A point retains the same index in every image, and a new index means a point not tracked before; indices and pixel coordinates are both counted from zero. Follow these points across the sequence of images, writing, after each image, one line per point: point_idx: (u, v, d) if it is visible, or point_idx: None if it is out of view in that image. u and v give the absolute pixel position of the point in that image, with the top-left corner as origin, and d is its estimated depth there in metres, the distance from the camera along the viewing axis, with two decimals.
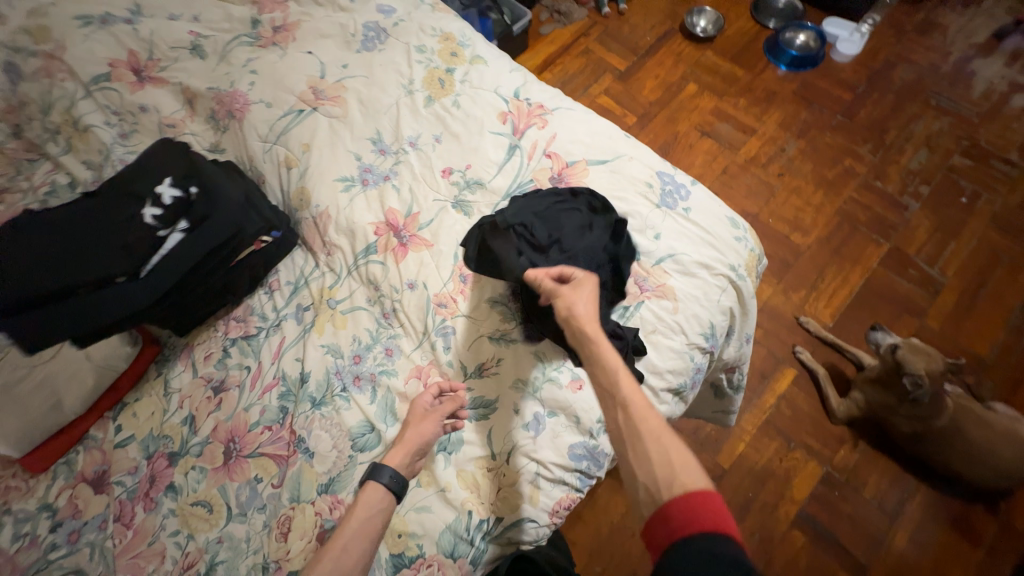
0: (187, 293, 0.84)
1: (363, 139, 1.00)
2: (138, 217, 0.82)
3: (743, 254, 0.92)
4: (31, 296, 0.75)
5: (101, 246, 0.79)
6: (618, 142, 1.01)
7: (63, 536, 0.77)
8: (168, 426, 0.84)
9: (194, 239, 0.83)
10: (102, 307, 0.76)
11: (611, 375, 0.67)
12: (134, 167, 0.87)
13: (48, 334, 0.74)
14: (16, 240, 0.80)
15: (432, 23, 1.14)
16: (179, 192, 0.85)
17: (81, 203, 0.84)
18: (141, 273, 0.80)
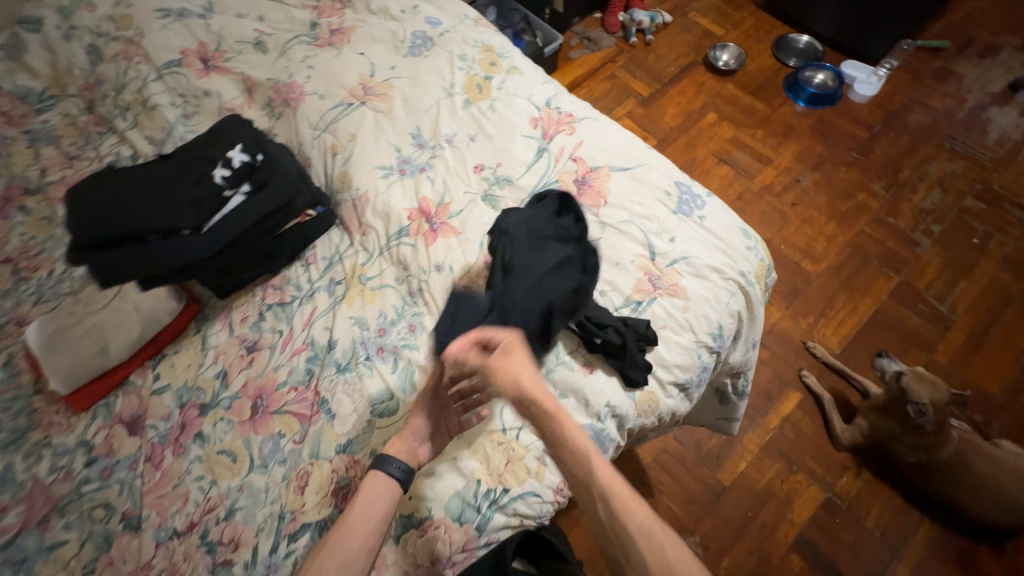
0: (238, 255, 0.92)
1: (403, 133, 1.09)
2: (209, 177, 0.93)
3: (754, 263, 0.96)
4: (116, 236, 0.85)
5: (175, 200, 0.89)
6: (641, 153, 1.08)
7: (95, 472, 0.82)
8: (203, 379, 0.89)
9: (253, 202, 0.92)
10: (168, 252, 0.85)
11: (584, 465, 0.70)
12: (212, 134, 0.98)
13: (122, 272, 0.84)
14: (107, 187, 0.91)
15: (475, 36, 1.24)
16: (247, 158, 0.95)
17: (162, 162, 0.94)
18: (204, 228, 0.90)
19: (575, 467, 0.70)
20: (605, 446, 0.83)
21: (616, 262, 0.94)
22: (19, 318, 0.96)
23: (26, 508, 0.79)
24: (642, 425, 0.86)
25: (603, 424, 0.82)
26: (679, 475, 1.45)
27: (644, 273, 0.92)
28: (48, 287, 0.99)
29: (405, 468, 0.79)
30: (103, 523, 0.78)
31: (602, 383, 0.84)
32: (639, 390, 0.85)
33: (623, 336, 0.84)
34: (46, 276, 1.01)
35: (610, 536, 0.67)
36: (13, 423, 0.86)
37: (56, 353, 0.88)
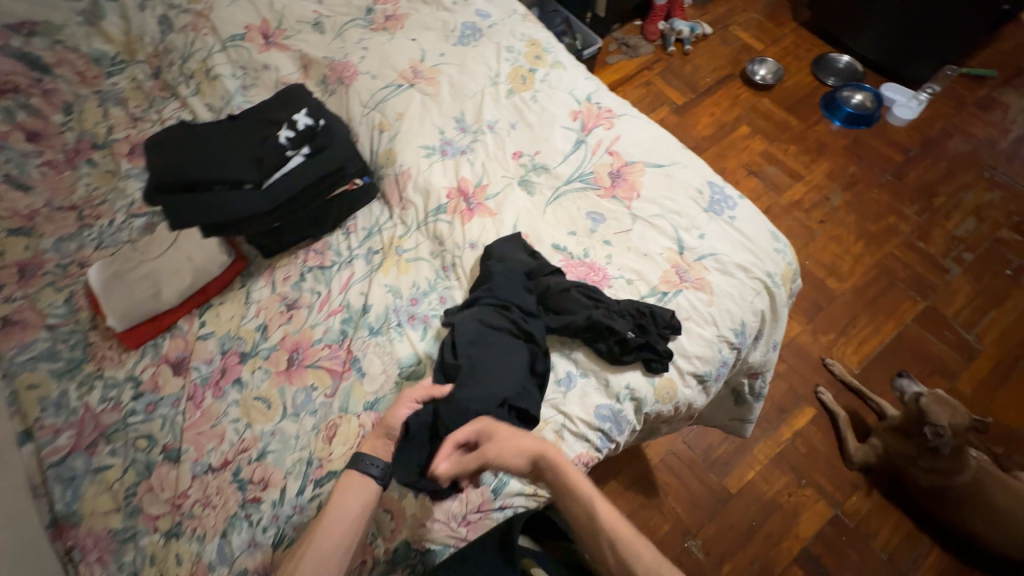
0: (292, 213, 0.97)
1: (448, 116, 1.13)
2: (274, 137, 0.97)
3: (781, 265, 0.97)
4: (187, 183, 0.91)
5: (240, 156, 0.94)
6: (676, 151, 1.10)
7: (141, 406, 0.87)
8: (244, 329, 0.94)
9: (311, 164, 0.96)
10: (230, 204, 0.90)
11: (587, 509, 0.74)
12: (280, 99, 1.03)
13: (186, 217, 0.89)
14: (180, 138, 0.96)
15: (522, 30, 1.29)
16: (310, 122, 0.99)
17: (230, 121, 1.00)
18: (263, 185, 0.94)
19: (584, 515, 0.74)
20: (621, 426, 0.84)
21: (644, 254, 0.97)
22: (81, 260, 1.03)
23: (78, 431, 0.86)
24: (659, 411, 0.88)
25: (622, 405, 0.84)
26: (686, 478, 1.46)
27: (671, 265, 0.95)
28: (109, 234, 1.06)
29: (382, 466, 0.75)
30: (145, 453, 0.84)
31: (624, 365, 0.85)
32: (658, 376, 0.86)
33: (646, 322, 0.86)
34: (107, 224, 1.08)
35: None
36: (70, 354, 0.93)
37: (114, 292, 0.94)
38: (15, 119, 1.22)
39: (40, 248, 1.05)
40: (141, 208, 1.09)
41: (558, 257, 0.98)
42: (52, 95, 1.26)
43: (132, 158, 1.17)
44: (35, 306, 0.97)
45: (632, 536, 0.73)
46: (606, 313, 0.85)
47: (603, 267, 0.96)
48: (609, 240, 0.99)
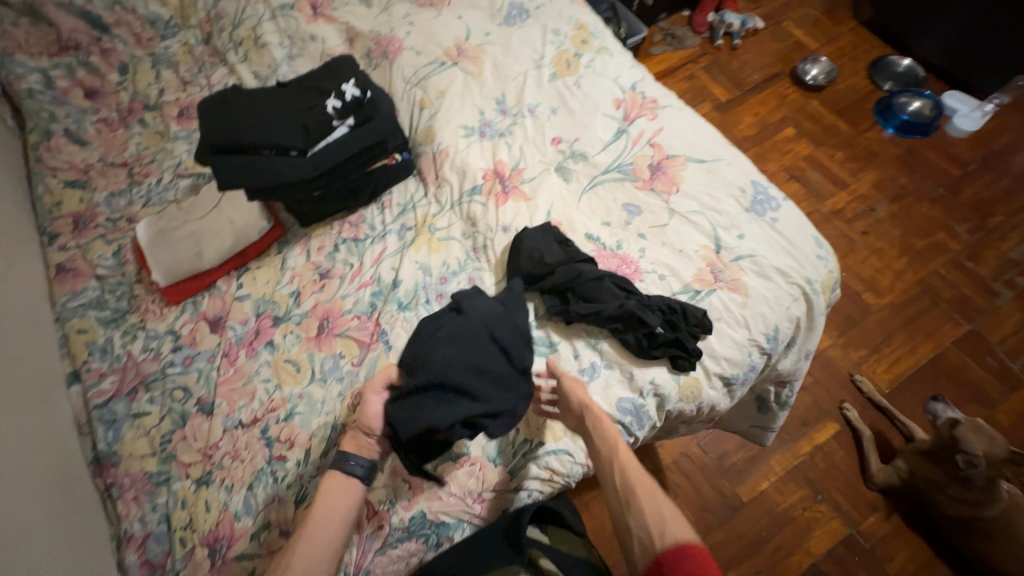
0: (333, 183, 0.99)
1: (489, 97, 1.13)
2: (321, 106, 0.97)
3: (823, 272, 0.94)
4: (234, 146, 0.92)
5: (287, 122, 0.95)
6: (720, 147, 1.07)
7: (179, 359, 0.91)
8: (279, 294, 0.97)
9: (356, 136, 0.98)
10: (277, 170, 0.92)
11: (609, 440, 0.73)
12: (326, 68, 1.03)
13: (234, 180, 0.91)
14: (229, 101, 0.98)
15: (570, 12, 1.26)
16: (357, 93, 0.99)
17: (277, 88, 1.01)
18: (308, 153, 0.96)
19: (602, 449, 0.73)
20: (642, 421, 0.84)
21: (680, 250, 0.95)
22: (130, 216, 1.07)
23: (120, 378, 0.90)
24: (682, 410, 0.87)
25: (644, 400, 0.83)
26: (697, 481, 1.44)
27: (707, 263, 0.93)
28: (156, 193, 1.10)
29: (366, 465, 0.74)
30: (180, 403, 0.87)
31: (650, 360, 0.85)
32: (684, 374, 0.85)
33: (676, 318, 0.84)
34: (155, 183, 1.12)
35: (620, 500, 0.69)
36: (117, 304, 0.97)
37: (159, 248, 0.98)
38: (75, 76, 1.27)
39: (93, 202, 1.10)
40: (187, 170, 1.12)
41: (590, 247, 0.96)
42: (110, 54, 1.30)
43: (181, 121, 1.21)
44: (86, 257, 1.02)
45: (642, 471, 0.70)
46: (638, 305, 0.84)
47: (636, 260, 0.95)
48: (643, 233, 0.97)
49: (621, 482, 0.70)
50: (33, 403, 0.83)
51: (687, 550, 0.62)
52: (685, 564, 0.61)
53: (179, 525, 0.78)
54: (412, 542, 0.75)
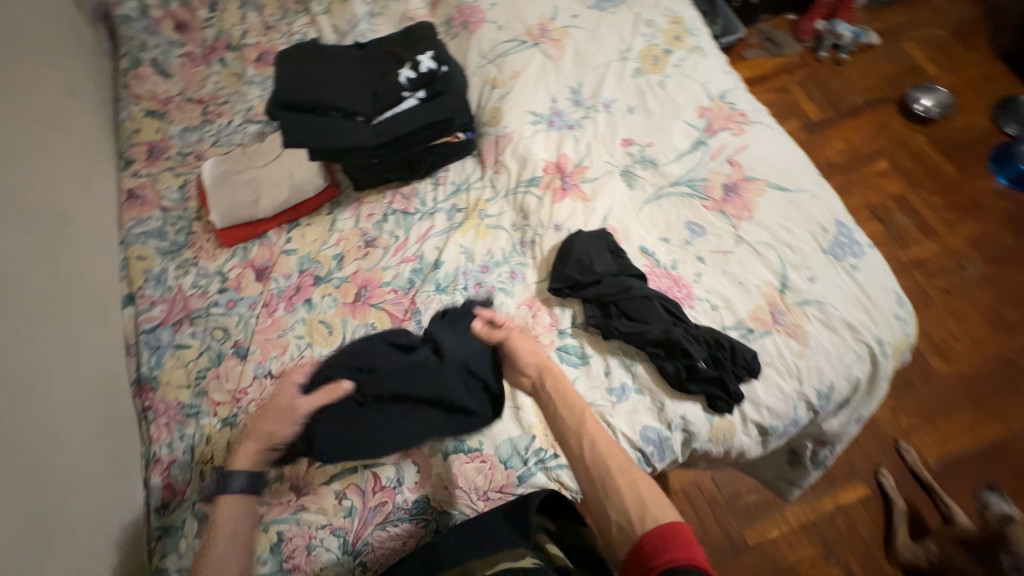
0: (393, 154, 0.95)
1: (564, 85, 1.07)
2: (395, 75, 0.94)
3: (898, 335, 0.84)
4: (305, 104, 0.91)
5: (359, 87, 0.93)
6: (807, 176, 0.97)
7: (222, 300, 0.94)
8: (323, 254, 0.98)
9: (424, 109, 0.93)
10: (340, 133, 0.89)
11: (575, 412, 0.71)
12: (408, 37, 0.99)
13: (297, 138, 0.89)
14: (308, 59, 0.97)
15: (668, 4, 1.16)
16: (433, 66, 0.95)
17: (356, 52, 0.99)
18: (373, 120, 0.93)
19: (568, 416, 0.71)
20: (663, 454, 0.79)
21: (740, 282, 0.88)
22: (198, 152, 1.11)
23: (169, 308, 0.95)
24: (708, 451, 0.82)
25: (671, 433, 0.79)
26: (703, 515, 1.39)
27: (767, 302, 0.85)
28: (225, 134, 1.13)
29: (244, 478, 0.74)
30: (219, 343, 0.91)
31: (685, 393, 0.80)
32: (719, 416, 0.80)
33: (722, 355, 0.79)
34: (226, 124, 1.14)
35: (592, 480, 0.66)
36: (175, 237, 1.01)
37: (220, 190, 1.01)
38: (168, 8, 1.30)
39: (168, 134, 1.14)
40: (257, 116, 1.14)
41: (642, 261, 0.91)
42: None
43: (259, 65, 1.22)
44: (155, 186, 1.07)
45: (614, 446, 0.68)
46: (684, 333, 0.80)
47: (689, 284, 0.89)
48: (702, 257, 0.91)
49: (593, 458, 0.67)
50: (90, 319, 0.89)
51: (668, 532, 0.59)
52: (676, 551, 0.58)
53: (201, 459, 0.82)
54: (411, 523, 0.76)
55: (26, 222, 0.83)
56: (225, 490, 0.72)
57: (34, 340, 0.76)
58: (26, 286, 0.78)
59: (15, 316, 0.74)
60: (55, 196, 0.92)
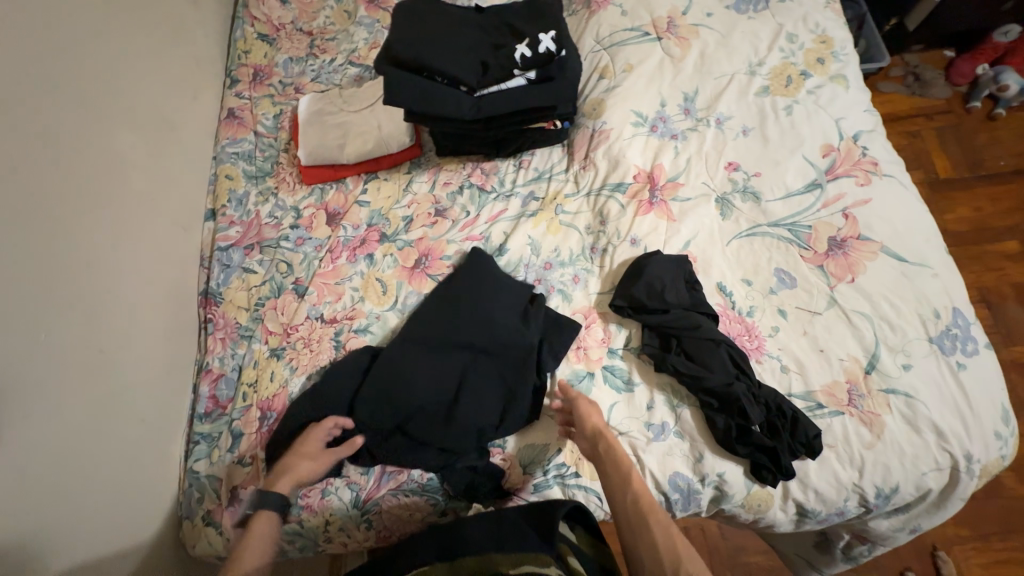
0: (485, 130, 0.92)
1: (678, 90, 0.99)
2: (510, 48, 0.88)
3: (991, 454, 0.74)
4: (410, 58, 0.87)
5: (468, 55, 0.88)
6: (932, 250, 0.85)
7: (293, 236, 0.97)
8: (393, 213, 0.98)
9: (529, 92, 0.88)
10: (440, 100, 0.86)
11: (621, 470, 0.70)
12: (531, 8, 0.92)
13: (397, 97, 0.85)
14: (424, 13, 0.92)
15: (819, 18, 1.03)
16: (552, 49, 0.87)
17: (473, 15, 0.94)
18: (476, 93, 0.89)
19: (614, 474, 0.70)
20: (688, 504, 0.76)
21: (821, 349, 0.79)
22: (298, 85, 1.12)
23: (244, 231, 0.99)
24: (737, 514, 0.77)
25: (702, 487, 0.74)
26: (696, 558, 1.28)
27: (847, 379, 0.77)
28: (325, 71, 1.14)
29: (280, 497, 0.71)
30: (281, 276, 0.94)
31: (729, 452, 0.74)
32: (759, 485, 0.74)
33: (781, 425, 0.73)
34: (328, 62, 1.15)
35: (630, 529, 0.67)
36: (262, 164, 1.05)
37: (311, 128, 1.02)
38: None
39: (274, 61, 1.16)
40: (359, 59, 1.14)
41: (716, 300, 0.85)
42: None
43: (370, 7, 1.20)
44: (253, 110, 1.10)
45: (653, 499, 0.68)
46: (746, 391, 0.74)
47: (763, 336, 0.82)
48: (784, 312, 0.83)
49: (632, 511, 0.68)
50: (175, 227, 0.94)
51: None
52: None
53: (246, 380, 0.86)
54: (421, 498, 0.77)
55: (132, 126, 0.88)
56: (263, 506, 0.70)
57: (120, 238, 0.81)
58: (121, 187, 0.84)
59: (104, 214, 0.79)
60: (165, 104, 0.97)
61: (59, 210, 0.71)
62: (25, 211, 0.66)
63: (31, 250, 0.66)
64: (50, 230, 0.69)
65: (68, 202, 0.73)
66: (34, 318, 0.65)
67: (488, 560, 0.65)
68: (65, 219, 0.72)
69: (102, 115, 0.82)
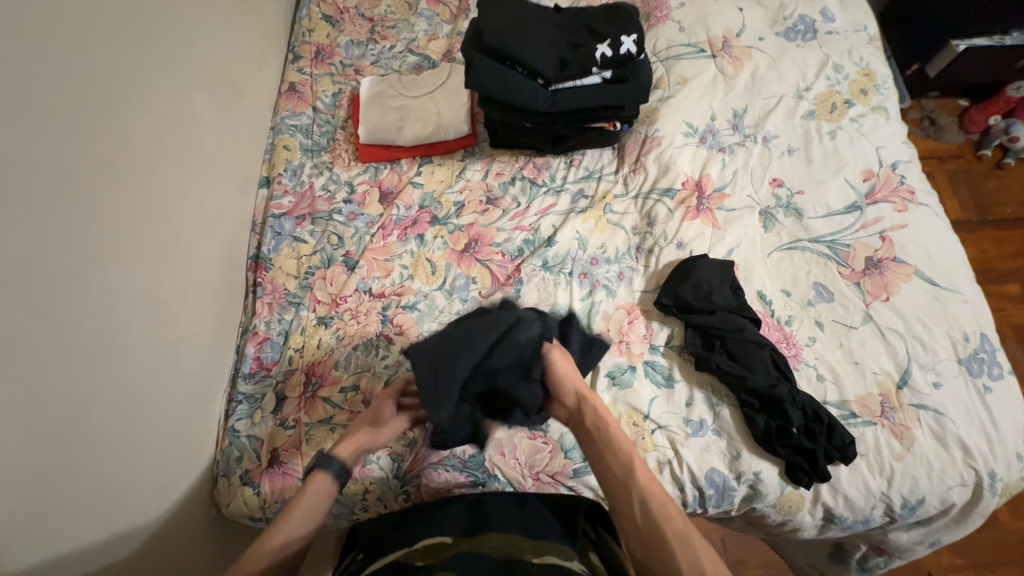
0: (552, 124, 0.96)
1: (728, 106, 1.03)
2: (589, 47, 0.92)
3: (1013, 475, 0.77)
4: (494, 45, 0.90)
5: (548, 48, 0.92)
6: (962, 278, 0.89)
7: (345, 211, 0.99)
8: (445, 198, 1.00)
9: (602, 91, 0.92)
10: (517, 90, 0.90)
11: (621, 460, 0.67)
12: (610, 13, 0.96)
13: (479, 82, 0.90)
14: (507, 6, 0.96)
15: (863, 53, 1.08)
16: (631, 52, 0.92)
17: (553, 14, 0.97)
18: (551, 86, 0.93)
19: (615, 466, 0.67)
20: (721, 501, 0.78)
21: (855, 361, 0.83)
22: (357, 67, 1.15)
23: (297, 201, 1.00)
24: (766, 515, 0.80)
25: (737, 484, 0.77)
26: None
27: (880, 392, 0.80)
28: (385, 57, 1.17)
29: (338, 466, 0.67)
30: (332, 248, 0.95)
31: (767, 452, 0.77)
32: (792, 487, 0.77)
33: (818, 430, 0.75)
34: (388, 48, 1.18)
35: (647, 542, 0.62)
36: (318, 139, 1.07)
37: (371, 108, 1.05)
38: None
39: (336, 42, 1.19)
40: (418, 48, 1.17)
41: (756, 307, 0.88)
42: None
43: (431, 1, 1.23)
44: (313, 87, 1.12)
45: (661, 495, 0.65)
46: (787, 394, 0.77)
47: (800, 345, 0.85)
48: (821, 324, 0.86)
49: (642, 519, 0.63)
50: (233, 190, 0.96)
51: None
52: None
53: (292, 345, 0.87)
54: (462, 475, 0.78)
55: (205, 88, 0.91)
56: (323, 469, 0.65)
57: (186, 194, 0.83)
58: (192, 145, 0.86)
59: (175, 168, 0.81)
60: (234, 72, 1.00)
61: (137, 158, 0.73)
62: (111, 153, 0.68)
63: (112, 193, 0.68)
64: (130, 177, 0.71)
65: (146, 153, 0.75)
66: (112, 260, 0.67)
67: (512, 542, 0.62)
68: (142, 167, 0.74)
69: (181, 73, 0.85)
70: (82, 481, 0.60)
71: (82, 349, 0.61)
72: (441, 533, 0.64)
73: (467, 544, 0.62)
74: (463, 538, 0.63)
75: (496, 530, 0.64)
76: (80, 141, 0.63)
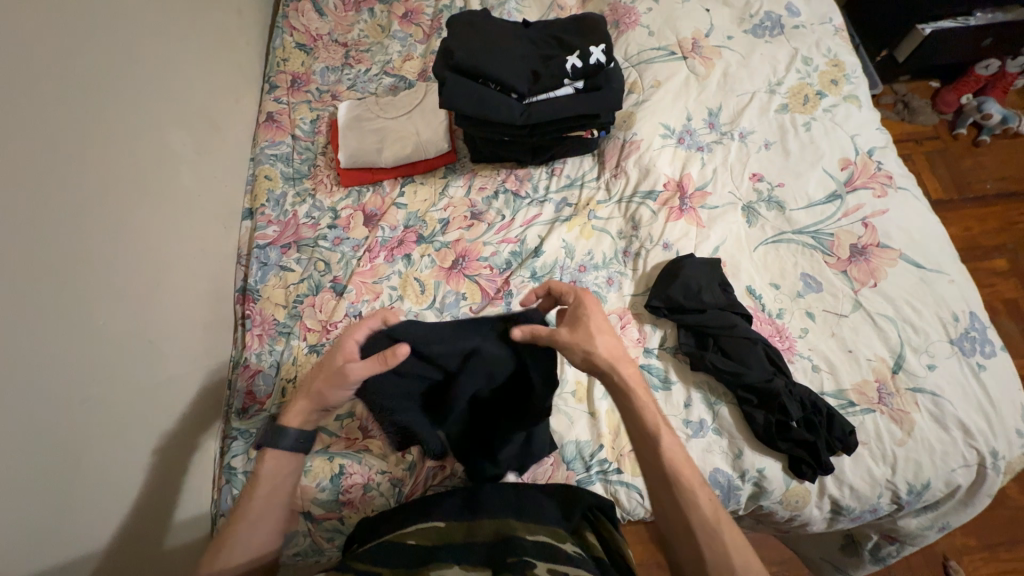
0: (530, 136, 0.97)
1: (704, 106, 1.04)
2: (561, 58, 0.93)
3: (1015, 452, 0.77)
4: (466, 64, 0.91)
5: (518, 62, 0.93)
6: (947, 258, 0.89)
7: (330, 236, 0.99)
8: (430, 215, 1.00)
9: (577, 101, 0.93)
10: (494, 106, 0.91)
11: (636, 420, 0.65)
12: (580, 24, 0.97)
13: (454, 102, 0.91)
14: (476, 23, 0.98)
15: (831, 44, 1.10)
16: (601, 60, 0.92)
17: (521, 29, 0.99)
18: (526, 100, 0.93)
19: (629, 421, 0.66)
20: (728, 501, 0.77)
21: (849, 350, 0.83)
22: (334, 93, 1.16)
23: (281, 230, 1.00)
24: (774, 511, 0.79)
25: (741, 483, 0.76)
26: None
27: (876, 379, 0.80)
28: (361, 80, 1.17)
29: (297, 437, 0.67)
30: (319, 274, 0.95)
31: (768, 448, 0.77)
32: (797, 481, 0.77)
33: (817, 421, 0.75)
34: (363, 71, 1.19)
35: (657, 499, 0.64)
36: (299, 166, 1.08)
37: (349, 132, 1.05)
38: None
39: (311, 69, 1.20)
40: (394, 70, 1.18)
41: (746, 302, 0.88)
42: None
43: (403, 22, 1.24)
44: (291, 115, 1.13)
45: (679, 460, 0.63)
46: (785, 387, 0.77)
47: (793, 337, 0.85)
48: (812, 314, 0.86)
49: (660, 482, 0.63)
50: (216, 224, 0.96)
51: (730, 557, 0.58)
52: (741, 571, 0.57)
53: (285, 376, 0.86)
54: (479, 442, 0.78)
55: (183, 125, 0.92)
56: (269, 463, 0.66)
57: (169, 231, 0.83)
58: (173, 182, 0.86)
59: (156, 208, 0.81)
60: (210, 107, 1.01)
61: (120, 197, 0.74)
62: (95, 198, 0.69)
63: (97, 238, 0.68)
64: (114, 220, 0.72)
65: (128, 192, 0.75)
66: (97, 304, 0.67)
67: (505, 524, 0.63)
68: (124, 206, 0.74)
69: (159, 112, 0.85)
70: (74, 528, 0.59)
71: (72, 397, 0.61)
72: (435, 518, 0.64)
73: (460, 531, 0.62)
74: (458, 525, 0.63)
75: (491, 515, 0.64)
76: (62, 186, 0.63)
